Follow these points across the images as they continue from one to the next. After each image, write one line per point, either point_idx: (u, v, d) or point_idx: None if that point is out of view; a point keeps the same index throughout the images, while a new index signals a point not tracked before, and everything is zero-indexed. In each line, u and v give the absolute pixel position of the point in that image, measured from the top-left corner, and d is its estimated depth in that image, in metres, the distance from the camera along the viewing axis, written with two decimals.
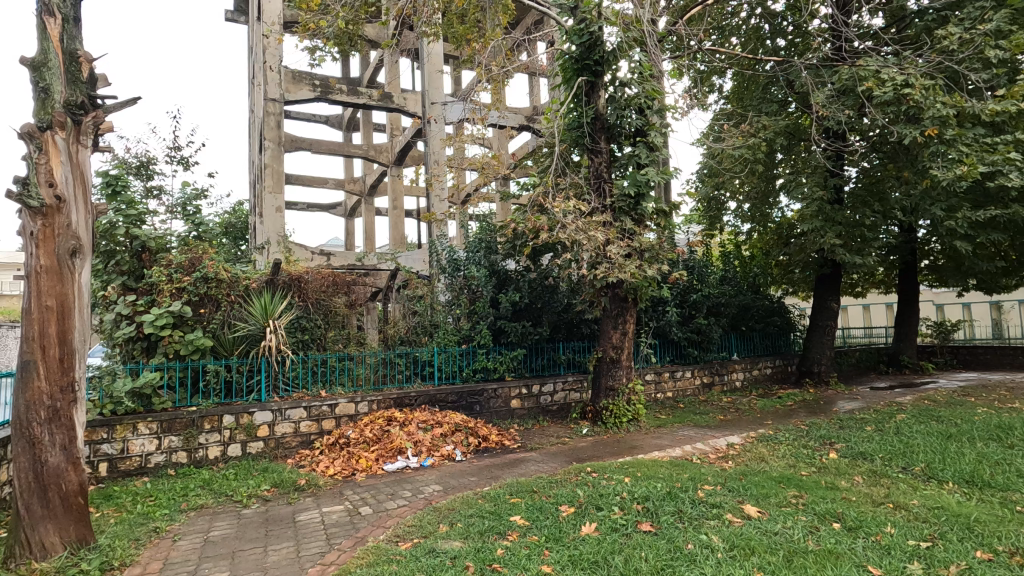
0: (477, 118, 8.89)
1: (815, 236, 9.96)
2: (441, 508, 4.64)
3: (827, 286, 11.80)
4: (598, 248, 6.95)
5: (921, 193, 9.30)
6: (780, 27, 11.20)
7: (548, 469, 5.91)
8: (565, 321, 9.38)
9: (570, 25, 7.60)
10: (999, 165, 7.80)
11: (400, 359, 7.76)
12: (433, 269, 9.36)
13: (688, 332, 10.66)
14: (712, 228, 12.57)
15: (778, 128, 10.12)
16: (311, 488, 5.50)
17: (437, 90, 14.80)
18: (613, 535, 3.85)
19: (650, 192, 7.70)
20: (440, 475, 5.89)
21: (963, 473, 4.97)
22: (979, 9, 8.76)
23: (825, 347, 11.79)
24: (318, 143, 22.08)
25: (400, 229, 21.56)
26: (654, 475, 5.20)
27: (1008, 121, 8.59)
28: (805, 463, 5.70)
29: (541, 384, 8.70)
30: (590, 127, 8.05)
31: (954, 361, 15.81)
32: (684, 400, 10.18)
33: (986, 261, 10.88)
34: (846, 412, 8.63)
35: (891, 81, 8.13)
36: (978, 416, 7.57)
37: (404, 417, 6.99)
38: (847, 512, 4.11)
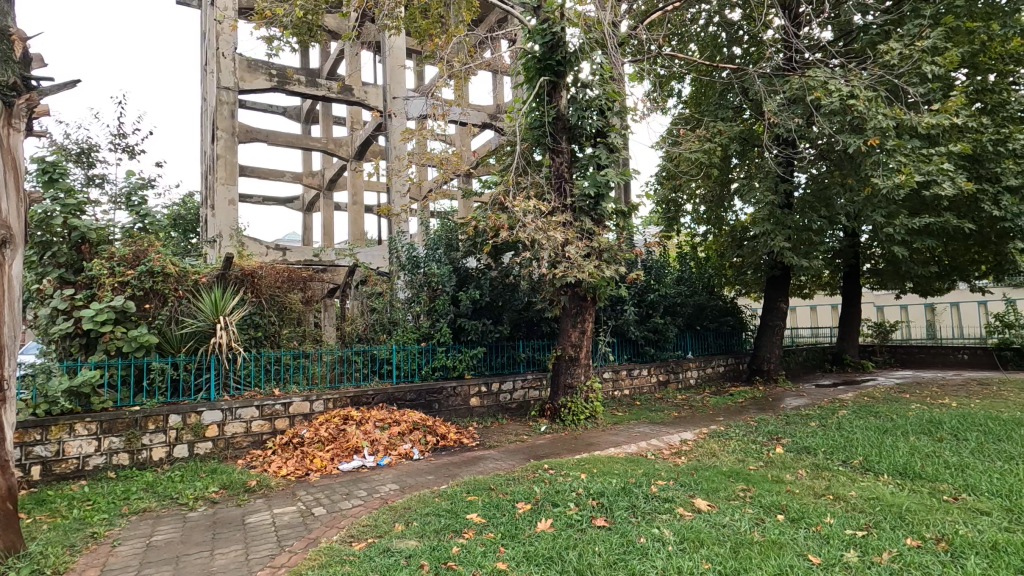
0: (438, 114, 8.80)
1: (766, 240, 10.33)
2: (397, 507, 4.59)
3: (777, 288, 12.27)
4: (557, 248, 7.01)
5: (864, 200, 9.53)
6: (736, 36, 11.54)
7: (506, 467, 5.92)
8: (526, 319, 9.44)
9: (533, 25, 7.62)
10: (934, 175, 8.30)
11: (358, 357, 7.64)
12: (393, 266, 9.26)
13: (646, 330, 10.89)
14: (669, 229, 12.86)
15: (732, 134, 10.45)
16: (262, 489, 5.35)
17: (399, 84, 14.61)
18: (568, 530, 3.90)
19: (609, 192, 7.81)
20: (396, 474, 5.82)
21: (897, 465, 5.25)
22: (918, 27, 9.25)
23: (774, 346, 12.26)
24: (275, 135, 21.46)
25: (360, 224, 21.20)
26: (610, 472, 5.29)
27: (943, 134, 9.13)
28: (753, 457, 5.92)
29: (499, 382, 8.71)
30: (551, 127, 8.10)
31: (892, 360, 16.70)
32: (640, 398, 10.40)
33: (922, 266, 11.58)
34: (792, 409, 9.01)
35: (837, 91, 8.51)
36: (911, 412, 8.02)
37: (361, 416, 6.89)
38: (790, 504, 4.29)
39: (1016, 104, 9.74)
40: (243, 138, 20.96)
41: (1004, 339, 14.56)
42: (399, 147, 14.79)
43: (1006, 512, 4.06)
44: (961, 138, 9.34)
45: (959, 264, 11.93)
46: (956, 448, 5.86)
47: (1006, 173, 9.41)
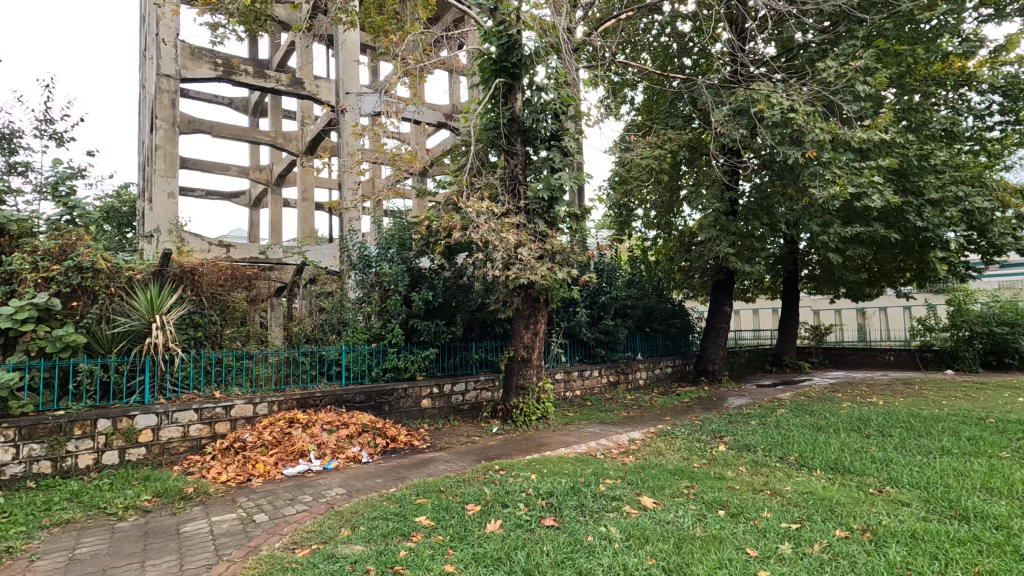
0: (392, 111, 8.66)
1: (711, 245, 10.71)
2: (344, 512, 4.50)
3: (722, 291, 12.72)
4: (510, 249, 7.04)
5: (802, 210, 10.09)
6: (687, 47, 11.88)
7: (456, 469, 5.88)
8: (479, 320, 9.43)
9: (490, 26, 7.63)
10: (865, 188, 8.84)
11: (305, 358, 7.44)
12: (344, 265, 9.08)
13: (597, 332, 11.09)
14: (621, 233, 13.14)
15: (682, 141, 10.78)
16: (199, 496, 5.12)
17: (352, 80, 14.30)
18: (517, 531, 3.92)
19: (563, 196, 7.87)
20: (344, 478, 5.69)
21: (829, 461, 5.55)
22: (852, 47, 9.80)
23: (719, 347, 12.72)
24: (220, 126, 20.60)
25: (310, 221, 20.62)
26: (559, 471, 5.35)
27: (873, 149, 9.71)
28: (698, 455, 6.12)
29: (451, 384, 8.66)
30: (506, 128, 8.14)
31: (826, 361, 17.64)
32: (591, 398, 10.57)
33: (853, 272, 12.29)
34: (735, 408, 9.37)
35: (779, 105, 8.94)
36: (843, 410, 8.49)
37: (308, 418, 6.70)
38: (731, 499, 4.46)
39: (936, 123, 10.48)
40: (185, 129, 20.01)
41: (926, 342, 15.63)
42: (352, 144, 14.51)
43: (924, 502, 4.35)
44: (889, 153, 9.97)
45: (887, 271, 12.71)
46: (882, 444, 6.23)
47: (928, 187, 10.11)
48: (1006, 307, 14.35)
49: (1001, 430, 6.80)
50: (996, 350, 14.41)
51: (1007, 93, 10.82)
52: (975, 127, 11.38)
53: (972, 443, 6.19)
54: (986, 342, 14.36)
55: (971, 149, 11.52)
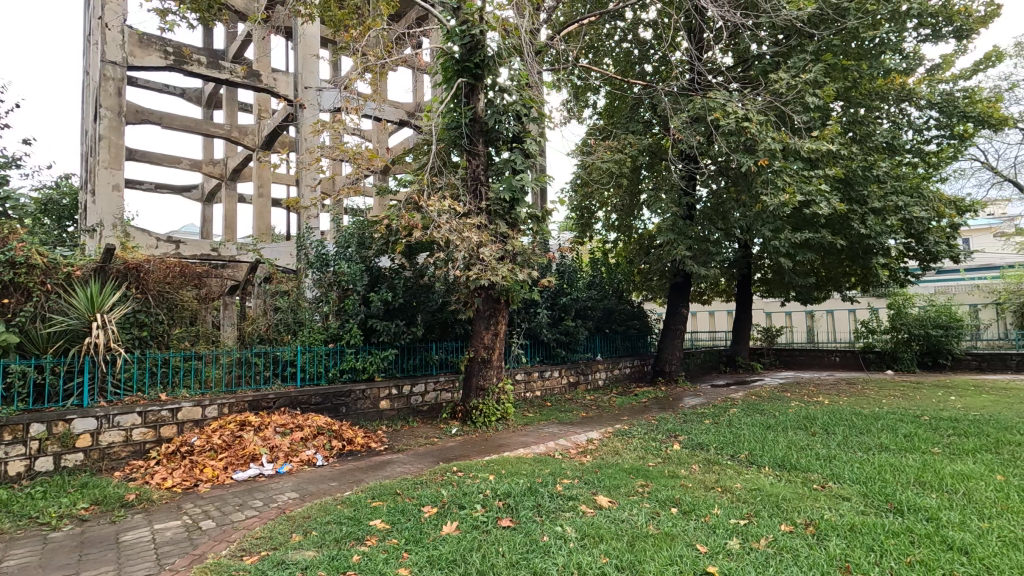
0: (351, 108, 8.50)
1: (669, 249, 10.95)
2: (295, 517, 4.38)
3: (679, 294, 13.04)
4: (471, 250, 7.03)
5: (755, 216, 10.45)
6: (648, 54, 12.08)
7: (413, 471, 5.83)
8: (440, 321, 9.36)
9: (452, 25, 7.59)
10: (813, 196, 9.24)
11: (259, 359, 7.23)
12: (301, 264, 8.86)
13: (558, 333, 11.18)
14: (582, 235, 13.28)
15: (642, 146, 10.99)
16: (141, 503, 4.89)
17: (312, 74, 13.97)
18: (473, 532, 3.90)
19: (524, 197, 7.90)
20: (298, 481, 5.56)
21: (777, 458, 5.76)
22: (802, 60, 10.22)
23: (676, 348, 13.03)
24: (171, 118, 19.78)
25: (266, 218, 20.05)
26: (517, 472, 5.37)
27: (821, 158, 10.14)
28: (653, 454, 6.25)
29: (411, 385, 8.56)
30: (468, 128, 8.12)
31: (777, 361, 18.30)
32: (551, 398, 10.65)
33: (802, 277, 12.79)
34: (690, 408, 9.62)
35: (734, 113, 9.25)
36: (791, 409, 8.83)
37: (260, 421, 6.52)
38: (683, 497, 4.57)
39: (880, 136, 11.05)
40: (132, 119, 19.15)
41: (869, 344, 16.35)
42: (310, 140, 14.20)
43: (863, 497, 4.57)
44: (836, 163, 10.44)
45: (834, 276, 13.28)
46: (826, 441, 6.51)
47: (871, 196, 10.62)
48: (940, 311, 15.24)
49: (934, 426, 7.21)
50: (931, 351, 15.31)
51: (943, 109, 11.50)
52: (914, 140, 12.06)
53: (908, 439, 6.54)
54: (923, 344, 15.22)
55: (911, 161, 12.18)
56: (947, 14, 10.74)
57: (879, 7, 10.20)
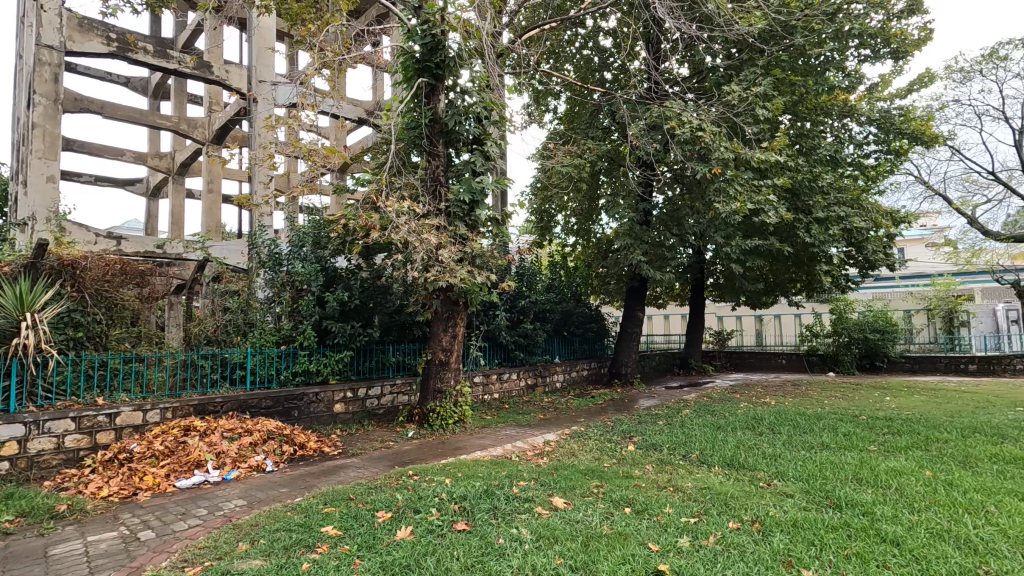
0: (308, 104, 8.29)
1: (626, 253, 11.17)
2: (243, 525, 4.23)
3: (635, 298, 13.30)
4: (430, 251, 6.96)
5: (708, 222, 10.77)
6: (607, 61, 12.30)
7: (368, 475, 5.71)
8: (397, 323, 9.24)
9: (413, 24, 7.52)
10: (761, 205, 9.62)
11: (205, 361, 6.96)
12: (252, 263, 8.57)
13: (517, 335, 11.22)
14: (542, 238, 13.36)
15: (601, 152, 11.17)
16: (74, 514, 4.61)
17: (267, 68, 13.56)
18: (428, 537, 3.86)
19: (484, 200, 7.88)
20: (245, 488, 5.36)
21: (726, 458, 5.94)
22: (753, 75, 10.63)
23: (632, 351, 13.28)
24: (113, 107, 18.83)
25: (215, 215, 19.30)
26: (474, 475, 5.34)
27: (770, 169, 10.55)
28: (608, 455, 6.35)
29: (366, 388, 8.41)
30: (428, 129, 8.06)
31: (728, 364, 18.92)
32: (509, 400, 10.67)
33: (752, 282, 13.26)
34: (645, 409, 9.84)
35: (689, 123, 9.53)
36: (741, 410, 9.13)
37: (206, 426, 6.27)
38: (637, 497, 4.65)
39: (824, 149, 11.59)
40: (70, 107, 18.11)
41: (813, 347, 17.11)
42: (264, 136, 13.79)
43: (805, 493, 4.78)
44: (784, 174, 10.89)
45: (781, 282, 13.81)
46: (772, 440, 6.77)
47: (816, 206, 11.14)
48: (878, 316, 16.15)
49: (871, 425, 7.60)
50: (870, 354, 16.15)
51: (881, 125, 12.18)
52: (855, 153, 12.72)
53: (847, 438, 6.87)
54: (862, 347, 16.05)
55: (852, 173, 12.83)
56: (885, 36, 11.38)
57: (824, 26, 10.72)
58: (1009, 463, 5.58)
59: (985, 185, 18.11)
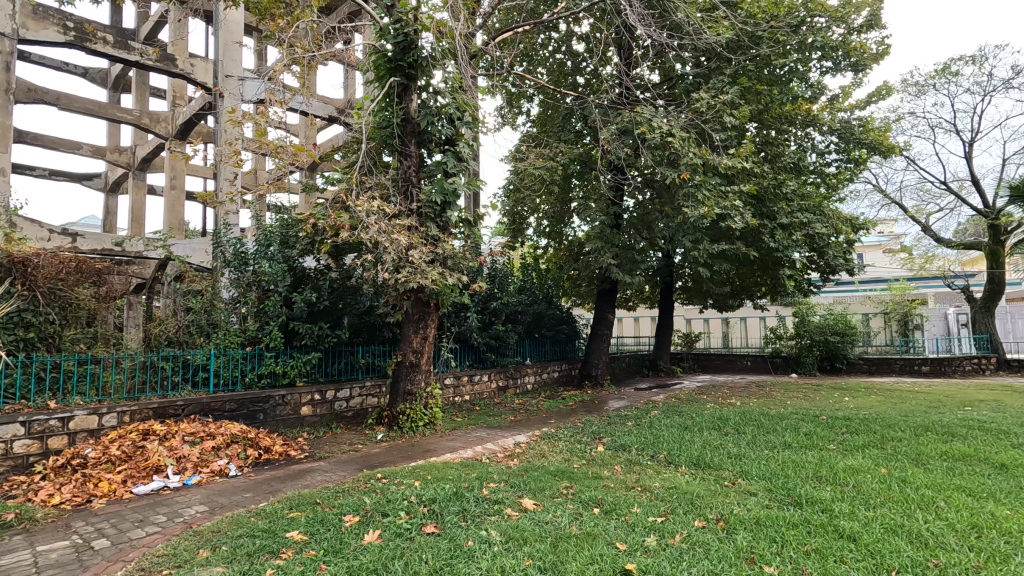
0: (276, 100, 8.12)
1: (597, 256, 11.28)
2: (204, 531, 4.11)
3: (606, 301, 13.43)
4: (401, 252, 6.91)
5: (677, 227, 10.97)
6: (580, 66, 12.40)
7: (335, 479, 5.62)
8: (367, 324, 9.13)
9: (386, 23, 7.46)
10: (728, 210, 9.85)
11: (166, 363, 6.75)
12: (217, 262, 8.36)
13: (488, 337, 11.21)
14: (514, 240, 13.39)
15: (573, 155, 11.26)
16: (22, 523, 4.41)
17: (234, 62, 13.22)
18: (396, 540, 3.82)
19: (456, 201, 7.85)
20: (207, 494, 5.21)
21: (693, 458, 6.06)
22: (721, 83, 10.89)
23: (602, 353, 13.41)
24: (70, 99, 18.11)
25: (178, 213, 18.74)
26: (443, 477, 5.31)
27: (737, 175, 10.80)
28: (578, 456, 6.40)
29: (335, 390, 8.27)
30: (400, 129, 7.99)
31: (695, 366, 19.28)
32: (480, 402, 10.64)
33: (719, 286, 13.54)
34: (615, 410, 9.96)
35: (659, 129, 9.69)
36: (707, 411, 9.32)
37: (166, 430, 6.07)
38: (605, 497, 4.70)
39: (788, 157, 11.93)
40: (22, 98, 17.34)
41: (777, 349, 17.59)
42: (231, 132, 13.46)
43: (768, 492, 4.90)
44: (750, 181, 11.17)
45: (747, 285, 14.15)
46: (737, 440, 6.92)
47: (780, 212, 11.46)
48: (838, 319, 16.71)
49: (831, 425, 7.85)
50: (830, 356, 16.69)
51: (841, 135, 12.62)
52: (817, 161, 13.13)
53: (808, 437, 7.08)
54: (823, 349, 16.57)
55: (814, 181, 13.25)
56: (846, 49, 11.79)
57: (789, 38, 11.04)
58: (958, 461, 5.84)
59: (938, 195, 18.93)
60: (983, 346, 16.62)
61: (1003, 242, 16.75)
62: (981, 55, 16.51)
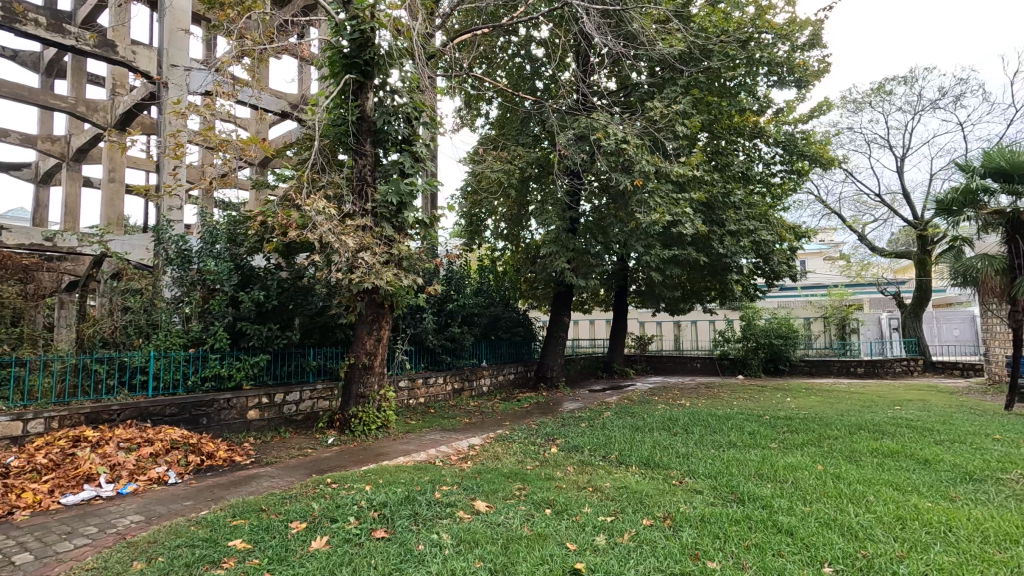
0: (223, 92, 7.83)
1: (552, 260, 11.40)
2: (138, 543, 3.91)
3: (561, 303, 13.57)
4: (354, 253, 6.78)
5: (630, 232, 11.20)
6: (539, 70, 12.51)
7: (283, 485, 5.47)
8: (319, 325, 8.92)
9: (342, 19, 7.34)
10: (679, 217, 10.15)
11: (101, 366, 6.41)
12: (158, 260, 7.98)
13: (444, 339, 11.15)
14: (471, 242, 13.38)
15: (530, 159, 11.34)
16: None
17: (179, 51, 12.66)
18: (344, 546, 3.75)
19: (412, 202, 7.76)
20: (144, 503, 4.96)
21: (643, 457, 6.20)
22: (674, 93, 11.22)
23: (557, 355, 13.55)
24: None
25: (116, 207, 17.80)
26: (395, 481, 5.24)
27: (688, 183, 11.13)
28: (532, 458, 6.44)
29: (284, 393, 8.02)
30: (355, 127, 7.85)
31: (648, 368, 19.75)
32: (435, 405, 10.56)
33: (671, 290, 13.91)
34: (569, 412, 10.07)
35: (614, 135, 9.90)
36: (658, 411, 9.58)
37: (100, 436, 5.76)
38: (556, 498, 4.76)
39: (736, 166, 12.43)
40: None
41: (725, 351, 18.25)
42: (176, 124, 12.89)
43: (712, 489, 5.08)
44: (700, 189, 11.53)
45: (697, 290, 14.60)
46: (685, 440, 7.14)
47: (728, 220, 11.89)
48: (781, 323, 17.47)
49: (774, 425, 8.18)
50: (774, 358, 17.43)
51: (786, 147, 13.21)
52: (763, 171, 13.71)
53: (752, 436, 7.38)
54: (767, 351, 17.29)
55: (761, 190, 13.82)
56: (790, 65, 12.36)
57: (737, 52, 11.50)
58: (887, 457, 6.21)
59: (873, 206, 20.10)
60: (911, 348, 17.73)
61: (929, 251, 17.95)
62: (912, 76, 17.66)
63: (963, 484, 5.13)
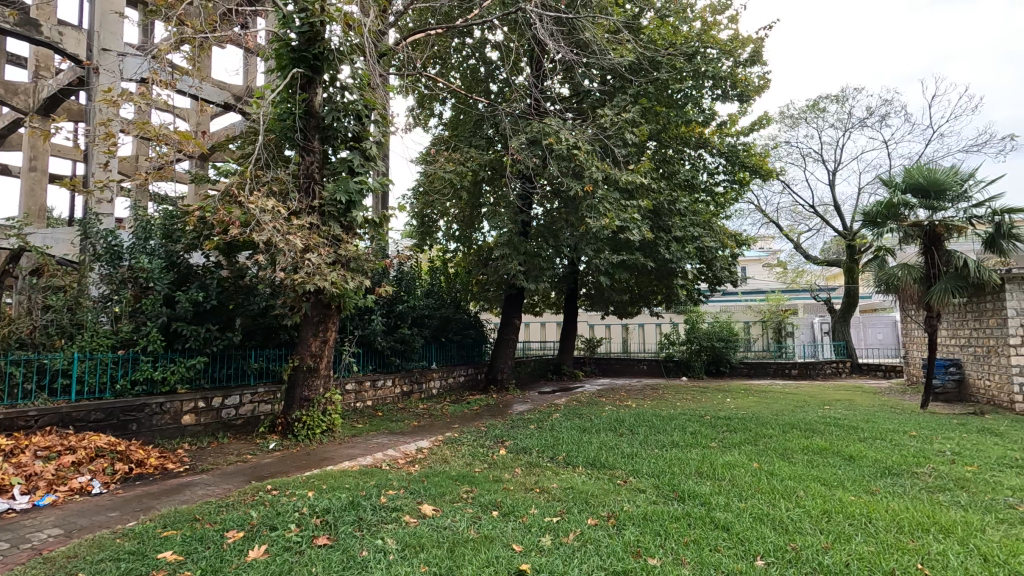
0: (161, 81, 7.44)
1: (504, 262, 11.43)
2: (56, 558, 3.65)
3: (512, 305, 13.62)
4: (299, 252, 6.57)
5: (580, 237, 11.38)
6: (492, 73, 12.54)
7: (219, 493, 5.22)
8: (261, 326, 8.60)
9: (290, 11, 7.14)
10: (628, 223, 10.42)
11: (18, 368, 5.97)
12: (85, 256, 7.50)
13: (392, 341, 10.97)
14: (422, 242, 13.23)
15: (483, 162, 11.35)
16: None
17: (112, 34, 11.93)
18: (284, 555, 3.63)
19: (361, 201, 7.59)
20: (64, 515, 4.64)
21: (589, 458, 6.30)
22: (623, 102, 11.51)
23: (507, 357, 13.60)
24: None
25: (38, 197, 16.61)
26: (339, 486, 5.12)
27: (636, 190, 11.42)
28: (480, 460, 6.44)
29: (222, 397, 7.67)
30: (302, 123, 7.63)
31: (597, 369, 20.12)
32: (382, 408, 10.36)
33: (619, 294, 14.24)
34: (517, 414, 10.11)
35: (565, 141, 10.03)
36: (604, 412, 9.79)
37: (15, 445, 5.35)
38: (504, 500, 4.78)
39: (682, 174, 12.86)
40: None
41: (670, 353, 18.83)
42: (106, 111, 12.14)
43: (655, 488, 5.22)
44: (648, 196, 11.86)
45: (644, 293, 14.98)
46: (630, 440, 7.32)
47: (674, 226, 12.28)
48: (723, 327, 18.21)
49: (714, 425, 8.50)
50: (716, 361, 18.11)
51: (728, 158, 13.77)
52: (707, 180, 14.24)
53: (693, 436, 7.63)
54: (709, 353, 17.96)
55: (705, 199, 14.36)
56: (733, 80, 12.89)
57: (684, 65, 11.90)
58: (816, 454, 6.57)
59: (807, 217, 21.27)
60: (840, 351, 18.87)
61: (856, 259, 19.15)
62: (844, 96, 18.80)
63: (882, 478, 5.50)
